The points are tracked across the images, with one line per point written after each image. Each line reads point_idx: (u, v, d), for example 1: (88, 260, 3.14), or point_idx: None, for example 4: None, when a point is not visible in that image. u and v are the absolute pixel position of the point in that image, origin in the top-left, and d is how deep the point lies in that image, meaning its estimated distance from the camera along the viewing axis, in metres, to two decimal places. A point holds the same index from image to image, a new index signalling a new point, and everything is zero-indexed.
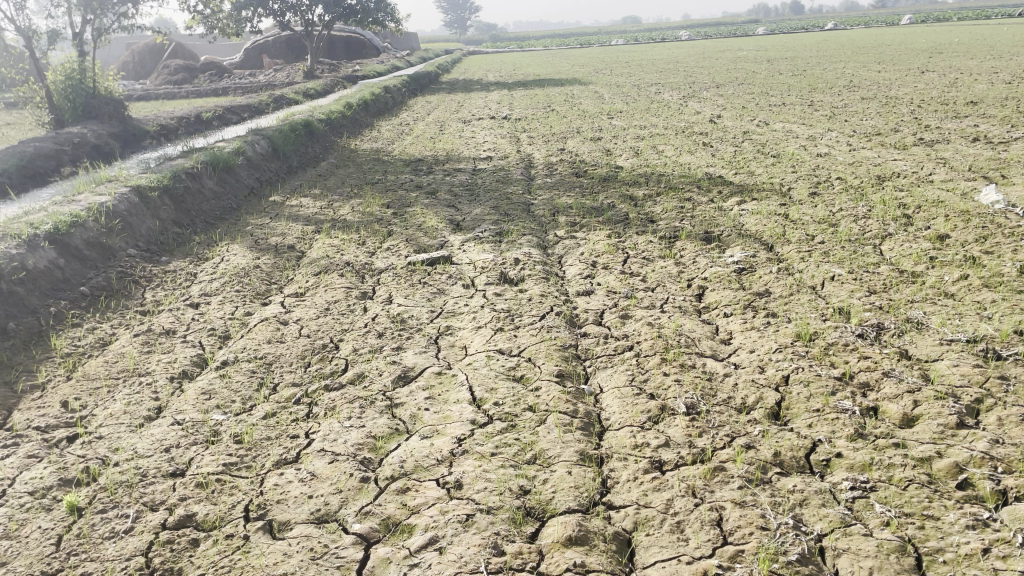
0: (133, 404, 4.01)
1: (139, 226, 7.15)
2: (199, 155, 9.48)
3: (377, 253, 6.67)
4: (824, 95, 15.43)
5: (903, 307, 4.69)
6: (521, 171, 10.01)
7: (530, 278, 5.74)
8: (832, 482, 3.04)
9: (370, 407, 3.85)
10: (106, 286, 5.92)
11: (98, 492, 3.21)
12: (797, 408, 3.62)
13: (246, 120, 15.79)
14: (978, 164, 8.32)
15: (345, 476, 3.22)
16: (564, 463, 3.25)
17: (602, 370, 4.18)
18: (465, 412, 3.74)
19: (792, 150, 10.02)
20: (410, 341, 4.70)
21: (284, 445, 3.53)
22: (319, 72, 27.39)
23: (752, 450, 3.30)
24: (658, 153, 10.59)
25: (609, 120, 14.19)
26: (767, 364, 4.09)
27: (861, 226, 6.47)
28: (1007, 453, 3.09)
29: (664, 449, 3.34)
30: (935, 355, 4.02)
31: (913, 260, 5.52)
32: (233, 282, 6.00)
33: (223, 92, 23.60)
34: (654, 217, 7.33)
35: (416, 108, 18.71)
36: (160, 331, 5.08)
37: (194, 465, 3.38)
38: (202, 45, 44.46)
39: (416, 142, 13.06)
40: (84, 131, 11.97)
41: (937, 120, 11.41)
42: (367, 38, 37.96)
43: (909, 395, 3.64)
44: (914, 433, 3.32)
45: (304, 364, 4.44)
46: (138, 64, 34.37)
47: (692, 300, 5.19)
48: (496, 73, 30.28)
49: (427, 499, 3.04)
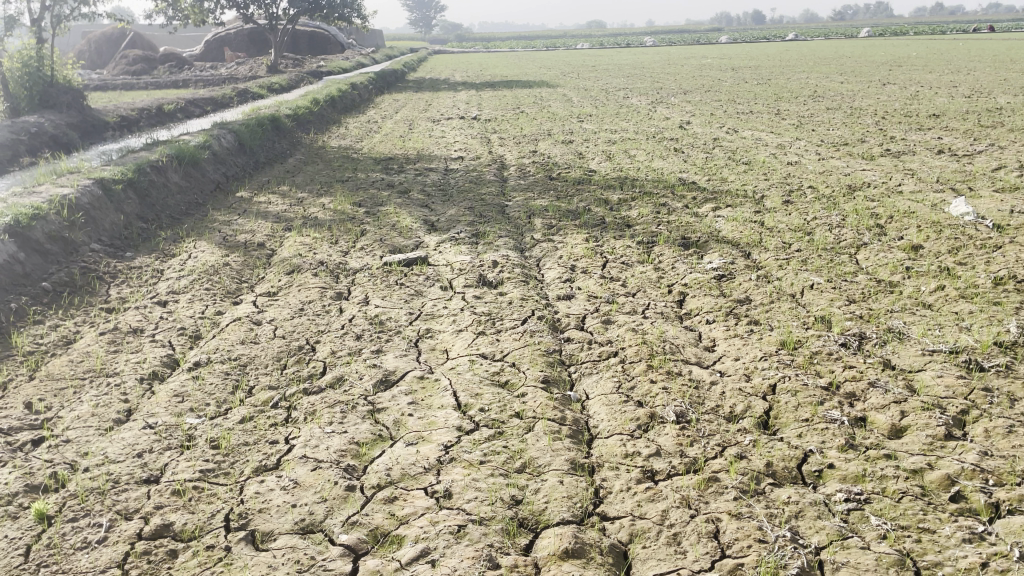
0: (102, 406, 3.85)
1: (102, 220, 6.91)
2: (164, 148, 9.22)
3: (351, 252, 6.54)
4: (790, 104, 15.63)
5: (884, 316, 4.72)
6: (494, 172, 9.94)
7: (510, 281, 5.67)
8: (826, 494, 3.02)
9: (351, 412, 3.74)
10: (69, 281, 5.69)
11: (67, 499, 3.05)
12: (786, 418, 3.60)
13: (209, 113, 15.45)
14: (944, 176, 8.47)
15: (329, 485, 3.11)
16: (555, 473, 3.18)
17: (587, 376, 4.13)
18: (450, 418, 3.65)
19: (763, 158, 10.10)
20: (390, 344, 4.60)
21: (263, 451, 3.40)
22: (283, 68, 27.00)
23: (744, 460, 3.26)
24: (630, 158, 10.60)
25: (580, 123, 14.19)
26: (753, 372, 4.07)
27: (836, 235, 6.51)
28: (997, 465, 3.10)
29: (656, 459, 3.29)
30: (919, 365, 4.03)
31: (890, 269, 5.56)
32: (203, 280, 5.82)
33: (184, 84, 23.10)
34: (630, 221, 7.31)
35: (384, 106, 18.54)
36: (127, 330, 4.89)
37: (169, 471, 3.24)
38: (162, 35, 43.57)
39: (386, 141, 12.89)
40: (42, 121, 11.58)
41: (902, 131, 11.61)
42: (333, 34, 37.57)
43: (896, 405, 3.64)
44: (903, 444, 3.32)
45: (280, 366, 4.31)
46: (95, 54, 33.55)
47: (674, 306, 5.17)
48: (463, 73, 30.17)
49: (417, 509, 2.94)
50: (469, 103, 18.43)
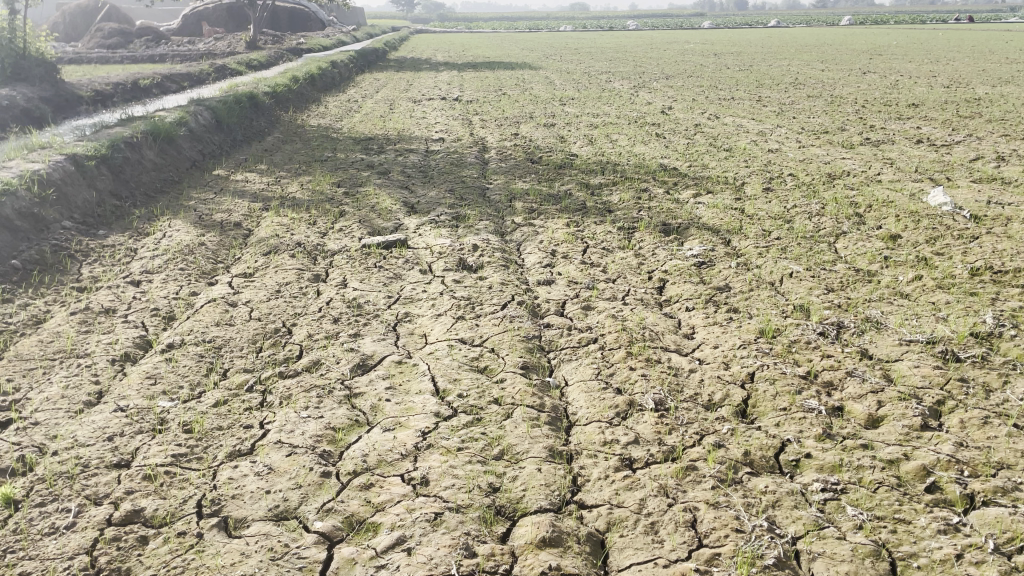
0: (72, 388, 3.77)
1: (74, 196, 6.77)
2: (139, 124, 9.04)
3: (330, 234, 6.46)
4: (772, 91, 15.63)
5: (862, 306, 4.73)
6: (475, 154, 9.87)
7: (490, 265, 5.63)
8: (802, 483, 3.03)
9: (328, 397, 3.69)
10: (40, 259, 5.57)
11: (35, 483, 2.98)
12: (764, 407, 3.60)
13: (186, 90, 15.21)
14: (923, 165, 8.52)
15: (304, 470, 3.06)
16: (533, 460, 3.17)
17: (567, 362, 4.11)
18: (428, 404, 3.61)
19: (744, 145, 10.10)
20: (368, 328, 4.55)
21: (237, 435, 3.35)
22: (263, 44, 26.61)
23: (722, 449, 3.26)
24: (612, 142, 10.55)
25: (561, 107, 14.11)
26: (732, 360, 4.07)
27: (815, 223, 6.52)
28: (972, 456, 3.12)
29: (634, 447, 3.28)
30: (896, 355, 4.05)
31: (868, 259, 5.59)
32: (177, 259, 5.72)
33: (159, 59, 22.67)
34: (611, 207, 7.28)
35: (365, 84, 18.37)
36: (98, 310, 4.81)
37: (141, 456, 3.19)
38: (138, 9, 42.81)
39: (365, 120, 12.75)
40: (13, 94, 11.32)
41: (882, 120, 11.66)
42: (312, 12, 37.09)
43: (872, 395, 3.65)
44: (880, 433, 3.34)
45: (255, 349, 4.25)
46: (69, 26, 32.83)
47: (654, 293, 5.16)
48: (444, 52, 29.90)
49: (393, 496, 2.91)
50: (450, 83, 18.27)
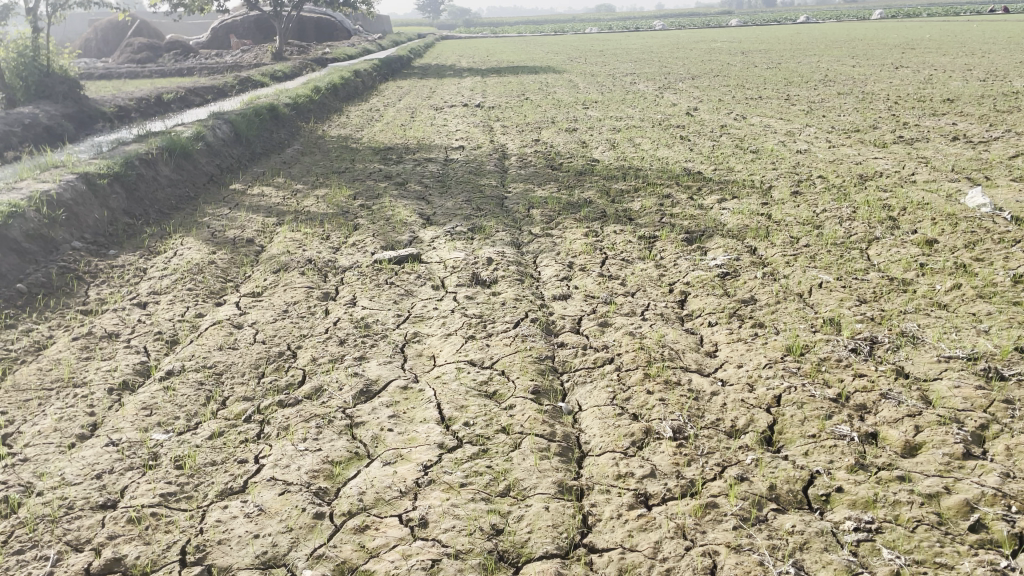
0: (66, 420, 3.64)
1: (86, 216, 6.70)
2: (155, 140, 8.99)
3: (343, 249, 6.31)
4: (801, 89, 15.27)
5: (897, 318, 4.45)
6: (495, 162, 9.68)
7: (504, 280, 5.43)
8: (833, 522, 2.78)
9: (327, 427, 3.52)
10: (46, 282, 5.48)
11: (15, 528, 2.85)
12: (792, 434, 3.35)
13: (209, 103, 15.24)
14: (960, 164, 8.16)
15: (296, 512, 2.89)
16: (541, 497, 2.96)
17: (581, 386, 3.89)
18: (432, 434, 3.42)
19: (771, 146, 9.79)
20: (375, 350, 4.37)
21: (230, 471, 3.18)
22: (288, 55, 26.71)
23: (746, 482, 3.02)
24: (635, 147, 10.29)
25: (584, 111, 13.87)
26: (757, 381, 3.82)
27: (846, 228, 6.22)
28: (1021, 489, 2.85)
29: (650, 481, 3.06)
30: (934, 374, 3.77)
31: (903, 266, 5.29)
32: (186, 279, 5.59)
33: (187, 72, 22.83)
34: (632, 214, 7.05)
35: (388, 93, 18.30)
36: (101, 335, 4.68)
37: (128, 495, 3.03)
38: (168, 23, 43.34)
39: (386, 129, 12.64)
40: (35, 112, 11.37)
41: (915, 117, 11.26)
42: (338, 21, 37.25)
43: (909, 420, 3.38)
44: (918, 463, 3.08)
45: (257, 375, 4.09)
46: (101, 42, 33.25)
47: (675, 307, 4.92)
48: (468, 58, 29.75)
49: (388, 540, 2.73)
50: (473, 89, 18.13)
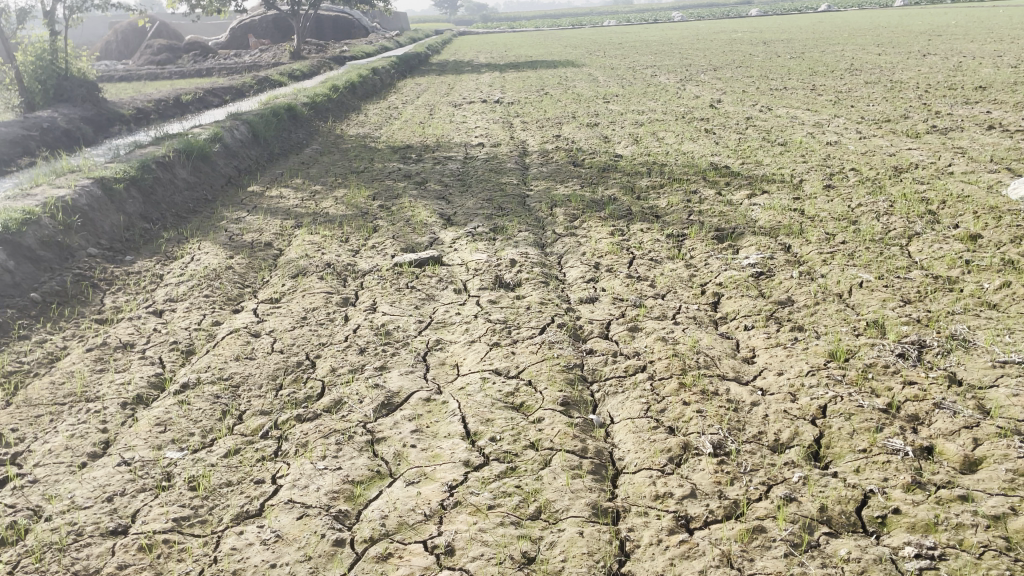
0: (78, 438, 3.50)
1: (101, 222, 6.59)
2: (171, 142, 8.87)
3: (362, 252, 6.15)
4: (827, 78, 14.93)
5: (945, 320, 4.21)
6: (516, 159, 9.49)
7: (528, 282, 5.25)
8: (891, 548, 2.57)
9: (347, 444, 3.35)
10: (61, 291, 5.36)
11: (21, 557, 2.72)
12: (840, 448, 3.14)
13: (228, 103, 15.16)
14: (998, 154, 7.85)
15: (315, 539, 2.73)
16: (575, 521, 2.78)
17: (612, 397, 3.70)
18: (458, 451, 3.25)
19: (800, 138, 9.51)
20: (396, 359, 4.20)
21: (246, 493, 3.03)
22: (306, 54, 26.65)
23: (795, 503, 2.82)
24: (658, 141, 10.04)
25: (606, 105, 13.64)
26: (800, 391, 3.61)
27: (884, 223, 5.97)
28: None
29: (691, 502, 2.87)
30: (990, 380, 3.53)
31: (947, 263, 5.04)
32: (203, 285, 5.46)
33: (207, 73, 22.82)
34: (659, 212, 6.83)
35: (407, 90, 18.17)
36: (116, 346, 4.55)
37: (140, 519, 2.90)
38: (187, 24, 43.45)
39: (405, 127, 12.48)
40: (53, 116, 11.31)
41: (948, 105, 10.92)
42: (356, 19, 37.16)
43: (967, 432, 3.15)
44: (980, 481, 2.85)
45: (275, 387, 3.93)
46: (122, 44, 33.36)
47: (707, 310, 4.72)
48: (486, 54, 29.50)
49: (412, 570, 2.56)
50: (492, 84, 17.94)
